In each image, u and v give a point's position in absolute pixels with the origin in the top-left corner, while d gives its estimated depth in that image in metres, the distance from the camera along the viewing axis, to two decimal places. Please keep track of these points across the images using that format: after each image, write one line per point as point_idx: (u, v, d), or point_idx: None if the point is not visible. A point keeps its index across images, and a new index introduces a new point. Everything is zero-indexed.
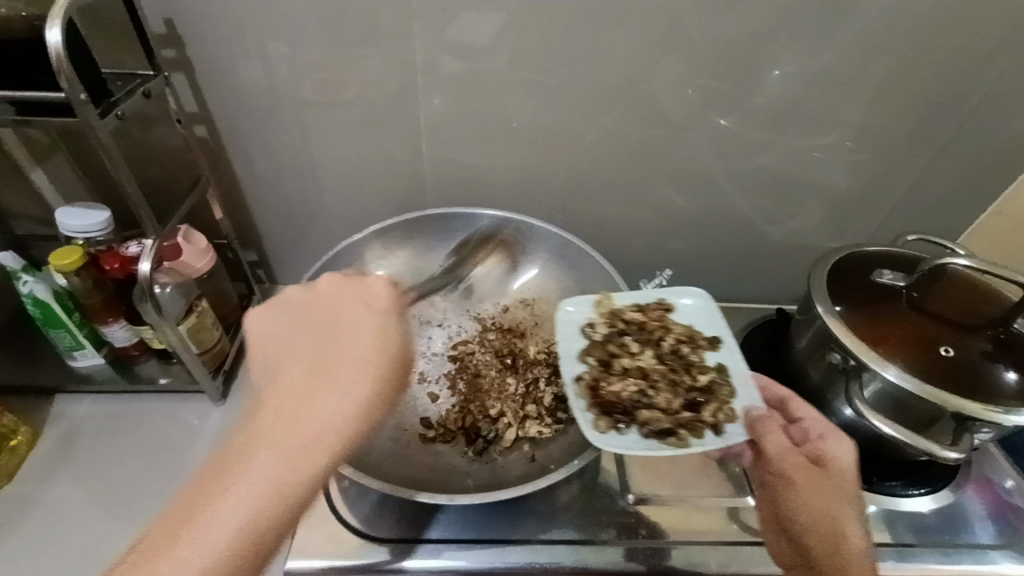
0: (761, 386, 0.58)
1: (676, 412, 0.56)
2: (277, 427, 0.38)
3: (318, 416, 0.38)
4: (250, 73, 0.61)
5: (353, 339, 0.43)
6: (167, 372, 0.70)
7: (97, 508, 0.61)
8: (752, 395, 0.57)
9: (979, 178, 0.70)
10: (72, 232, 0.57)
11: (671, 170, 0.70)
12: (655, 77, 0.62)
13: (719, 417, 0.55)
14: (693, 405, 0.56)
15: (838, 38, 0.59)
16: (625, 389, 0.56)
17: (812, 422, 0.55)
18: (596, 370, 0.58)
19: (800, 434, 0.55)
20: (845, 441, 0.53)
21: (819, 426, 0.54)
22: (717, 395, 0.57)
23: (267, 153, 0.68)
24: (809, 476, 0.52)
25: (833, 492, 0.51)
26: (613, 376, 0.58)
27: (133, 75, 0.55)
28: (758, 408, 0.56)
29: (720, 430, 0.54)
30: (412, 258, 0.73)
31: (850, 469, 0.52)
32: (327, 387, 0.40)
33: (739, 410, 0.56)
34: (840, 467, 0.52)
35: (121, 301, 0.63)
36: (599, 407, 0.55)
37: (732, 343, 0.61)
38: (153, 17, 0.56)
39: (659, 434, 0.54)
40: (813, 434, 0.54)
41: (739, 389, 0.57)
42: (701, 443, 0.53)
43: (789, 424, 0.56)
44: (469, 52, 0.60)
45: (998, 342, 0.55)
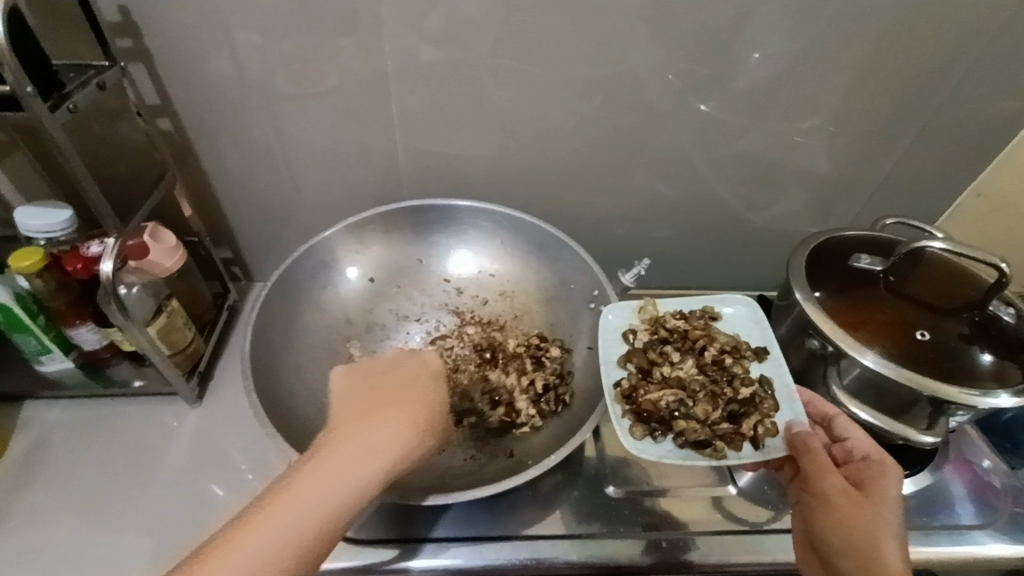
0: (805, 400, 0.57)
1: (714, 423, 0.54)
2: (322, 467, 0.41)
3: (356, 464, 0.42)
4: (211, 63, 0.58)
5: (407, 393, 0.47)
6: (140, 374, 0.68)
7: (69, 514, 0.59)
8: (793, 411, 0.55)
9: (968, 159, 0.68)
10: (31, 232, 0.55)
11: (650, 156, 0.68)
12: (632, 58, 0.59)
13: (759, 431, 0.53)
14: (732, 417, 0.55)
15: (823, 14, 0.56)
16: (664, 397, 0.55)
17: (857, 443, 0.53)
18: (635, 377, 0.57)
19: (842, 453, 0.54)
20: (891, 466, 0.50)
21: (863, 448, 0.52)
22: (758, 408, 0.55)
23: (235, 148, 0.66)
24: (852, 497, 0.49)
25: (877, 516, 0.48)
26: (651, 384, 0.56)
27: (86, 67, 0.52)
28: (799, 424, 0.54)
29: (758, 444, 0.53)
30: (385, 253, 0.71)
31: (897, 496, 0.48)
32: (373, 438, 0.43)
33: (779, 425, 0.54)
34: (885, 492, 0.49)
35: (88, 302, 0.61)
36: (634, 415, 0.54)
37: (778, 355, 0.59)
38: (106, 6, 0.54)
39: (694, 445, 0.53)
40: (855, 455, 0.53)
41: (783, 403, 0.56)
42: (738, 456, 0.53)
43: (832, 443, 0.55)
44: (438, 36, 0.58)
45: (974, 324, 0.53)
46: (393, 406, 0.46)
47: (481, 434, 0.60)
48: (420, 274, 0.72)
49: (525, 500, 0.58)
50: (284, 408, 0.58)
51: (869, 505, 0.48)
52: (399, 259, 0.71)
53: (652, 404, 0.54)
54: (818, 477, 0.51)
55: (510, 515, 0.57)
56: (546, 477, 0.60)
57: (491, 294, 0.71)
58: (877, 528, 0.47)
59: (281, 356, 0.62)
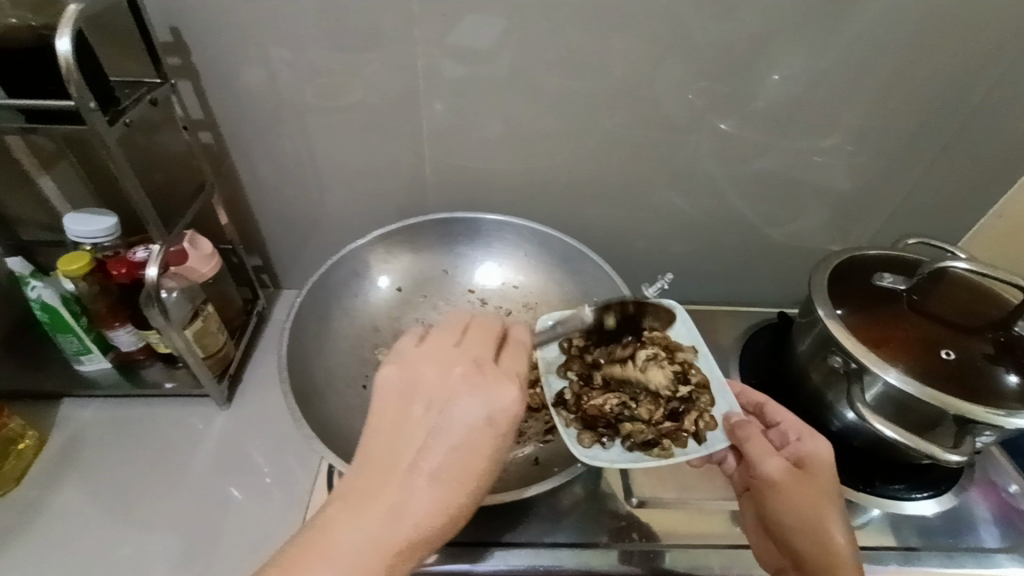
0: (737, 391, 0.60)
1: (658, 422, 0.55)
2: (385, 469, 0.37)
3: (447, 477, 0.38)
4: (251, 77, 0.61)
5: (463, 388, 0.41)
6: (172, 377, 0.70)
7: (103, 511, 0.61)
8: (728, 402, 0.56)
9: (988, 180, 0.69)
10: (79, 238, 0.58)
11: (672, 172, 0.69)
12: (656, 79, 0.61)
13: (700, 425, 0.54)
14: (673, 414, 0.55)
15: (843, 38, 0.58)
16: (608, 402, 0.55)
17: (789, 425, 0.55)
18: (576, 385, 0.56)
19: (778, 437, 0.56)
20: (822, 441, 0.53)
21: (796, 429, 0.54)
22: (696, 403, 0.56)
23: (270, 159, 0.68)
24: (796, 477, 0.51)
25: (823, 494, 0.50)
26: (594, 391, 0.56)
27: (138, 84, 0.56)
28: (736, 414, 0.55)
29: (700, 438, 0.54)
30: (413, 263, 0.73)
31: (831, 468, 0.51)
32: (446, 441, 0.38)
33: (716, 416, 0.55)
34: (822, 467, 0.51)
35: (127, 306, 0.64)
36: (581, 422, 0.54)
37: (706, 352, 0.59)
38: (158, 26, 0.57)
39: (642, 447, 0.53)
40: (790, 436, 0.55)
41: (717, 396, 0.56)
42: (684, 452, 0.53)
43: (767, 429, 0.57)
44: (469, 56, 0.60)
45: (999, 344, 0.53)
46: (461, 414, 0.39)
47: None
48: (445, 284, 0.74)
49: (544, 508, 0.59)
50: (310, 412, 0.60)
51: (812, 482, 0.51)
52: (425, 270, 0.73)
53: (597, 408, 0.54)
54: (762, 462, 0.52)
55: (529, 521, 0.58)
56: (566, 488, 0.61)
57: (514, 305, 0.73)
58: (822, 503, 0.49)
59: (309, 359, 0.63)
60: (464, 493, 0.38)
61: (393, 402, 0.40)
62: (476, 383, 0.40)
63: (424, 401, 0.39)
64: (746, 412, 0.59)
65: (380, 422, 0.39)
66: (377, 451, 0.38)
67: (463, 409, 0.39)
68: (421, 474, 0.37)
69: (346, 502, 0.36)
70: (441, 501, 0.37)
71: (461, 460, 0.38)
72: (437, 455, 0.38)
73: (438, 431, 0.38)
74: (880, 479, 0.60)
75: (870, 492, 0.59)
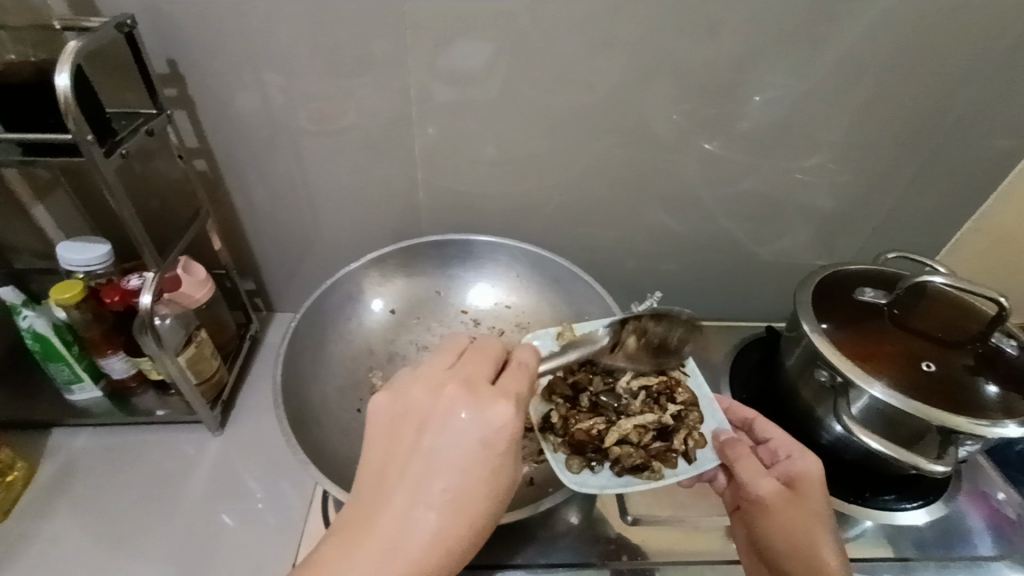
0: (725, 408, 0.61)
1: (647, 444, 0.55)
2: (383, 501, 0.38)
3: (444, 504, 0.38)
4: (247, 105, 0.63)
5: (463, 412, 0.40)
6: (164, 404, 0.70)
7: (92, 543, 0.60)
8: (717, 419, 0.57)
9: (963, 195, 0.71)
10: (71, 266, 0.58)
11: (659, 193, 0.71)
12: (641, 103, 0.64)
13: (690, 445, 0.55)
14: (662, 433, 0.56)
15: (818, 62, 0.61)
16: (595, 425, 0.55)
17: (779, 442, 0.56)
18: (563, 408, 0.57)
19: (768, 454, 0.56)
20: (811, 457, 0.54)
21: (786, 446, 0.55)
22: (686, 422, 0.56)
23: (265, 184, 0.69)
24: (786, 497, 0.51)
25: (812, 513, 0.51)
26: (582, 414, 0.56)
27: (135, 114, 0.57)
28: (725, 431, 0.56)
29: (690, 457, 0.54)
30: (407, 285, 0.74)
31: (821, 487, 0.52)
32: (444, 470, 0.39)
33: (706, 434, 0.56)
34: (812, 486, 0.52)
35: (120, 333, 0.64)
36: (569, 447, 0.54)
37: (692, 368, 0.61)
38: (155, 58, 0.59)
39: (631, 470, 0.53)
40: (780, 454, 0.55)
41: (706, 413, 0.58)
42: (674, 473, 0.54)
43: (757, 445, 0.58)
44: (460, 82, 0.62)
45: (979, 356, 0.55)
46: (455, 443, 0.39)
47: None
48: (439, 305, 0.74)
49: (542, 529, 0.59)
50: (307, 435, 0.60)
51: (801, 501, 0.51)
52: (419, 292, 0.74)
53: (586, 433, 0.54)
54: (753, 483, 0.52)
55: (527, 542, 0.58)
56: (562, 508, 0.61)
57: (508, 325, 0.73)
58: (812, 522, 0.50)
59: (305, 383, 0.64)
60: (462, 521, 0.38)
61: (390, 429, 0.41)
62: (471, 409, 0.40)
63: (419, 430, 0.40)
64: (736, 428, 0.60)
65: (379, 451, 0.40)
66: (375, 483, 0.39)
67: (456, 436, 0.39)
68: (419, 505, 0.38)
69: (347, 533, 0.38)
70: (444, 530, 0.38)
71: (458, 490, 0.39)
72: (437, 484, 0.38)
73: (436, 458, 0.39)
74: (871, 491, 0.61)
75: (862, 505, 0.60)
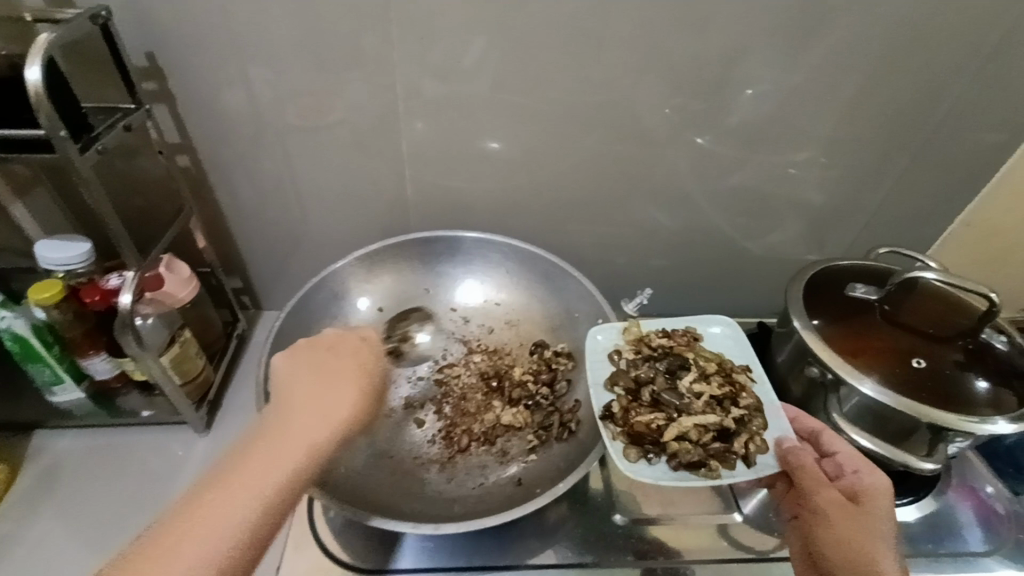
0: (790, 416, 0.56)
1: (706, 443, 0.53)
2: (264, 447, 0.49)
3: (258, 443, 0.50)
4: (231, 100, 0.61)
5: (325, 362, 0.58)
6: (150, 405, 0.69)
7: (75, 547, 0.59)
8: (780, 427, 0.55)
9: (954, 190, 0.71)
10: (51, 265, 0.57)
11: (649, 189, 0.71)
12: (631, 97, 0.63)
13: (751, 449, 0.53)
14: (723, 435, 0.54)
15: (811, 55, 0.60)
16: (655, 419, 0.54)
17: (845, 456, 0.51)
18: (624, 399, 0.56)
19: (832, 467, 0.51)
20: (881, 475, 0.49)
21: (854, 461, 0.50)
22: (747, 426, 0.54)
23: (250, 181, 0.68)
24: (847, 510, 0.47)
25: (875, 529, 0.46)
26: (642, 407, 0.55)
27: (113, 109, 0.55)
28: (788, 438, 0.53)
29: (750, 461, 0.52)
30: (394, 283, 0.73)
31: (889, 511, 0.47)
32: (307, 418, 0.52)
33: (769, 441, 0.54)
34: (878, 503, 0.47)
35: (104, 333, 0.62)
36: (628, 437, 0.53)
37: (760, 374, 0.59)
38: (134, 52, 0.57)
39: (688, 467, 0.52)
40: (847, 468, 0.50)
41: (769, 419, 0.55)
42: (733, 474, 0.52)
43: (821, 458, 0.53)
44: (447, 76, 0.61)
45: (969, 352, 0.54)
46: (312, 399, 0.54)
47: (486, 463, 0.60)
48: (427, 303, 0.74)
49: (531, 529, 0.59)
50: None
51: (864, 517, 0.47)
52: (407, 290, 0.73)
53: (645, 425, 0.53)
54: (812, 490, 0.49)
55: (518, 542, 0.57)
56: (553, 506, 0.61)
57: (497, 323, 0.73)
58: (874, 541, 0.45)
59: None
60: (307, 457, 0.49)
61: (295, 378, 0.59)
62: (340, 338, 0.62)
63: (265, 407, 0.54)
64: (800, 439, 0.55)
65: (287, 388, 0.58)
66: (240, 458, 0.48)
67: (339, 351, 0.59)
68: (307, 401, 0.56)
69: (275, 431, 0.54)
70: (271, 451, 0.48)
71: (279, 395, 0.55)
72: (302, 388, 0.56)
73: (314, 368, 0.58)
74: None
75: None
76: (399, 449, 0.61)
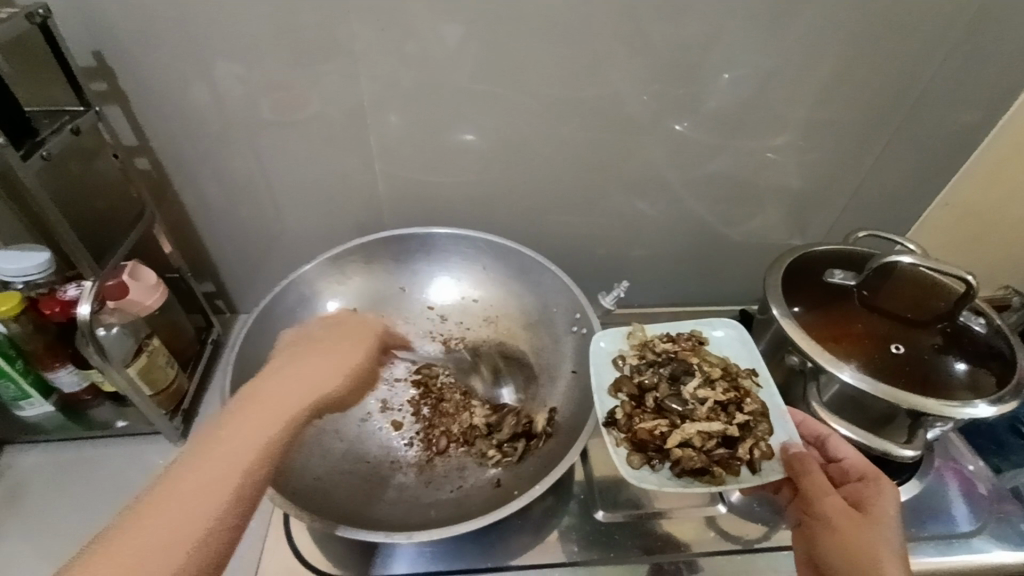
0: (796, 421, 0.55)
1: (710, 449, 0.52)
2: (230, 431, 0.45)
3: (248, 406, 0.48)
4: (188, 99, 0.59)
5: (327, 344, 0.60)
6: (122, 415, 0.67)
7: (46, 566, 0.57)
8: (787, 430, 0.53)
9: (933, 170, 0.70)
10: (8, 277, 0.54)
11: (626, 178, 0.69)
12: (604, 84, 0.61)
13: (756, 454, 0.51)
14: (727, 441, 0.53)
15: (786, 37, 0.58)
16: (659, 425, 0.53)
17: (853, 463, 0.51)
18: (628, 406, 0.55)
19: (839, 474, 0.52)
20: (890, 484, 0.49)
21: (860, 468, 0.51)
22: (752, 431, 0.53)
23: (215, 182, 0.66)
24: (852, 518, 0.48)
25: (880, 537, 0.46)
26: (645, 413, 0.54)
27: (60, 112, 0.53)
28: (796, 444, 0.52)
29: (755, 467, 0.51)
30: (368, 283, 0.71)
31: (896, 514, 0.47)
32: (303, 384, 0.53)
33: (775, 446, 0.52)
34: (884, 511, 0.47)
35: (67, 345, 0.61)
36: (631, 444, 0.52)
37: (767, 377, 0.57)
38: (80, 51, 0.55)
39: (692, 473, 0.51)
40: (852, 475, 0.51)
41: (775, 422, 0.54)
42: (737, 481, 0.51)
43: (827, 463, 0.53)
44: (414, 67, 0.59)
45: (947, 336, 0.54)
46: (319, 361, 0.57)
47: (465, 464, 0.59)
48: (403, 302, 0.72)
49: (514, 528, 0.58)
50: None
51: (869, 525, 0.47)
52: (382, 289, 0.72)
53: (648, 432, 0.52)
54: (818, 499, 0.49)
55: (500, 541, 0.57)
56: (536, 503, 0.60)
57: (475, 320, 0.71)
58: (881, 548, 0.45)
59: None
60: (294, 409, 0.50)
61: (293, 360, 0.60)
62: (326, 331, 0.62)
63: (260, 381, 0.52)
64: (805, 443, 0.54)
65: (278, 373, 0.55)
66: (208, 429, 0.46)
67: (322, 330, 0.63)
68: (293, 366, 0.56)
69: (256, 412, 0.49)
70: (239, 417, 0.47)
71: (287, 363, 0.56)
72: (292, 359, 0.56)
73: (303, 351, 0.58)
74: None
75: None
76: (375, 454, 0.60)
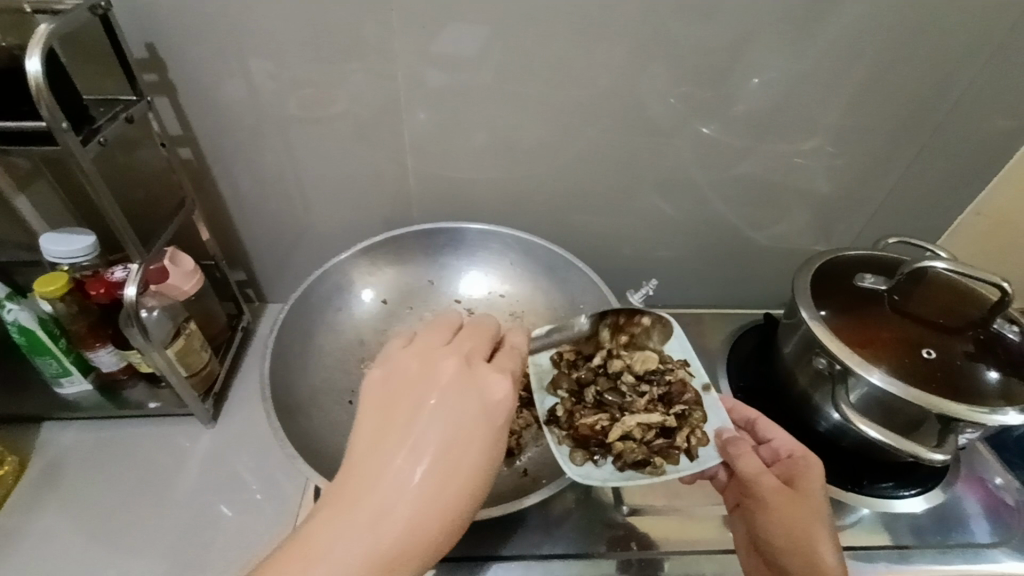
0: (728, 407, 0.60)
1: (650, 440, 0.53)
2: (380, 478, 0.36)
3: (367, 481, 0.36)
4: (231, 91, 0.61)
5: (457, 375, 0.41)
6: (155, 397, 0.69)
7: (86, 538, 0.60)
8: (721, 418, 0.55)
9: (966, 177, 0.70)
10: (56, 258, 0.56)
11: (656, 179, 0.70)
12: (638, 86, 0.62)
13: (693, 442, 0.52)
14: (667, 431, 0.54)
15: (819, 43, 0.59)
16: (599, 420, 0.54)
17: (781, 443, 0.56)
18: (568, 402, 0.56)
19: (770, 455, 0.56)
20: (813, 460, 0.53)
21: (788, 447, 0.55)
22: (689, 420, 0.54)
23: (251, 173, 0.68)
24: (785, 496, 0.51)
25: (811, 513, 0.50)
26: (586, 408, 0.55)
27: (114, 101, 0.55)
28: (728, 430, 0.54)
29: (693, 454, 0.52)
30: (399, 276, 0.73)
31: (821, 488, 0.51)
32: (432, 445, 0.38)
33: (710, 433, 0.54)
34: (811, 486, 0.51)
35: (107, 325, 0.62)
36: (573, 441, 0.53)
37: (699, 369, 0.58)
38: (134, 43, 0.57)
39: (633, 465, 0.52)
40: (782, 454, 0.55)
41: (710, 411, 0.55)
42: (677, 469, 0.52)
43: (758, 445, 0.57)
44: (450, 65, 0.60)
45: (979, 342, 0.54)
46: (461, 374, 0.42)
47: None
48: (431, 294, 0.74)
49: (537, 520, 0.59)
50: (299, 429, 0.59)
51: (800, 502, 0.50)
52: (410, 282, 0.73)
53: (589, 428, 0.53)
54: (754, 481, 0.51)
55: (525, 533, 0.58)
56: (558, 499, 0.61)
57: (501, 315, 0.73)
58: (811, 521, 0.49)
59: (294, 378, 0.63)
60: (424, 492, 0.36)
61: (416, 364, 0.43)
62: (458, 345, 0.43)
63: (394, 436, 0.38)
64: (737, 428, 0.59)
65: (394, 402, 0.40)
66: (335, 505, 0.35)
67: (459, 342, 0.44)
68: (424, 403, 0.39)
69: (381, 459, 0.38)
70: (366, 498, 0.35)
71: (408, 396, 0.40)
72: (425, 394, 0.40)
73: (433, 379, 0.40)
74: (869, 479, 0.61)
75: (858, 491, 0.60)
76: None
